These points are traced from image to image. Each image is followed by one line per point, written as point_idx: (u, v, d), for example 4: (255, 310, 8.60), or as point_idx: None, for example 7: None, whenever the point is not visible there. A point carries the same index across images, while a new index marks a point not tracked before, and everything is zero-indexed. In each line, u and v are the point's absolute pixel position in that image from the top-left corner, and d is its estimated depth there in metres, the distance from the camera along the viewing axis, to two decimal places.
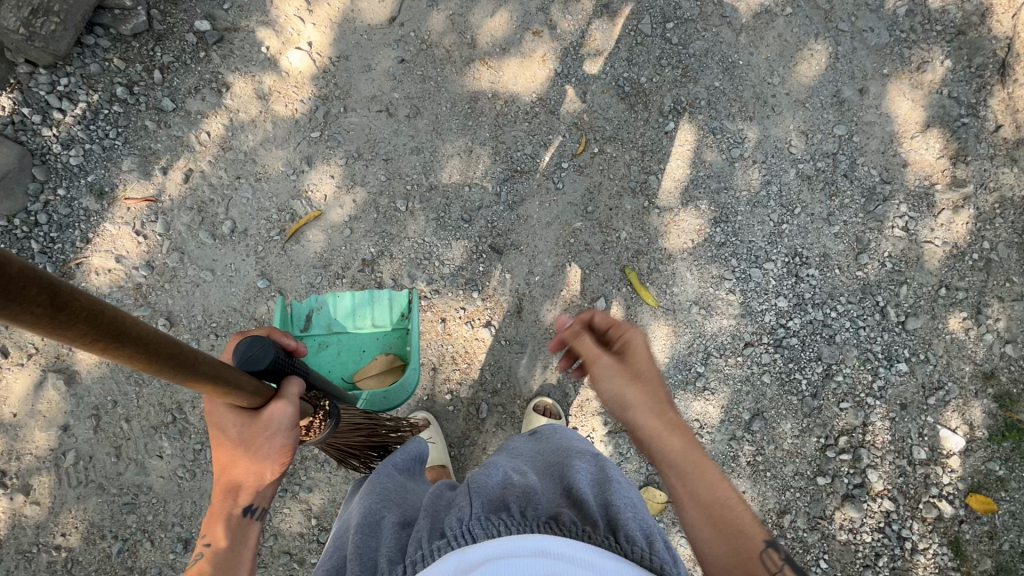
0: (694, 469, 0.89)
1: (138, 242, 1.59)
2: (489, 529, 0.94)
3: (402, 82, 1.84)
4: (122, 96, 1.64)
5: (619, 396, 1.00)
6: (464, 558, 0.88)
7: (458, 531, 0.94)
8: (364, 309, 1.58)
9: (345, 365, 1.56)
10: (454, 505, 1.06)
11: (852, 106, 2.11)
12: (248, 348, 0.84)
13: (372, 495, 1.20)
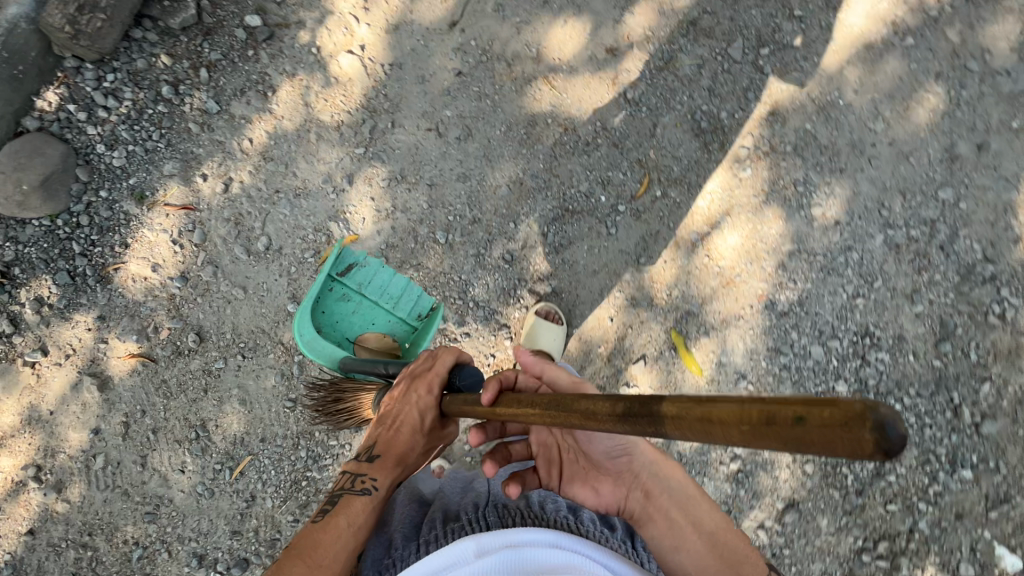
0: (692, 500, 1.06)
1: (174, 252, 1.57)
2: (503, 517, 0.94)
3: (456, 98, 1.70)
4: (167, 95, 1.58)
5: None
6: (477, 542, 0.82)
7: (473, 515, 0.95)
8: (398, 289, 1.46)
9: (351, 325, 1.44)
10: (471, 491, 1.10)
11: (965, 164, 1.82)
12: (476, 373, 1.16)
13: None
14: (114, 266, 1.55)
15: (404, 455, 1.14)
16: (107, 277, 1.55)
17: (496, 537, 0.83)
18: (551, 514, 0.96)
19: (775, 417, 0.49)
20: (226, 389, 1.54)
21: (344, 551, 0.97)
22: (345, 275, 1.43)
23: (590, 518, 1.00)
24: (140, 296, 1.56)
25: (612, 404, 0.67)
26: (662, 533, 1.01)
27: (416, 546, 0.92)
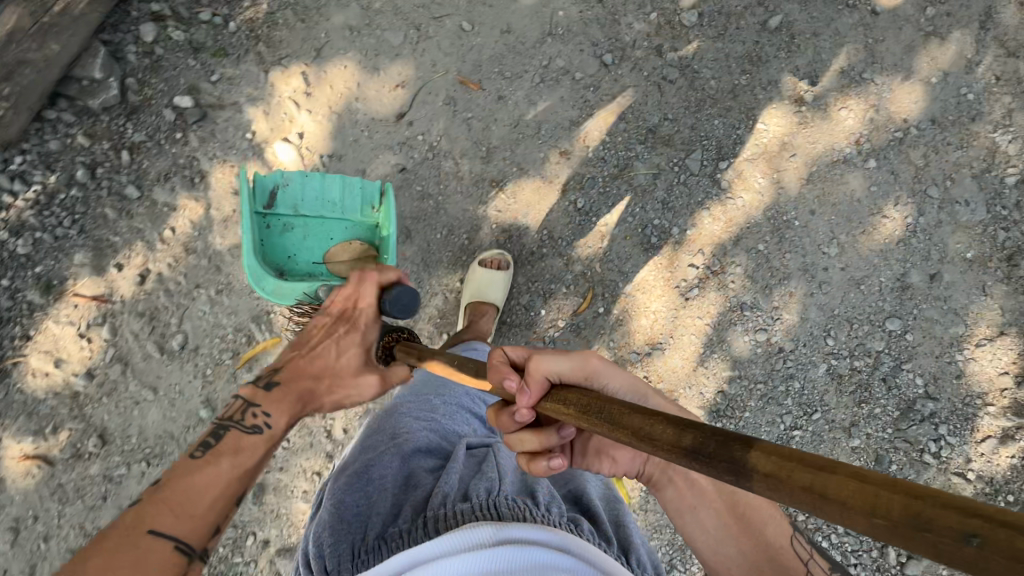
0: None
1: (80, 346, 1.48)
2: (515, 507, 0.90)
3: (397, 197, 1.62)
4: (82, 179, 1.48)
5: (633, 390, 0.99)
6: (495, 531, 0.82)
7: (484, 501, 0.91)
8: (334, 193, 1.42)
9: (310, 249, 1.43)
10: (484, 472, 1.06)
11: (916, 294, 1.80)
12: (405, 299, 1.19)
13: (394, 438, 1.18)
14: (14, 359, 1.46)
15: (311, 390, 1.18)
16: (6, 370, 1.45)
17: (516, 531, 0.83)
18: (559, 517, 0.92)
19: (927, 518, 0.42)
20: (127, 497, 1.47)
21: (222, 479, 0.98)
22: (272, 206, 1.39)
23: (591, 530, 0.96)
24: (40, 393, 1.46)
25: (677, 433, 0.62)
26: (679, 496, 0.99)
27: (422, 520, 0.91)
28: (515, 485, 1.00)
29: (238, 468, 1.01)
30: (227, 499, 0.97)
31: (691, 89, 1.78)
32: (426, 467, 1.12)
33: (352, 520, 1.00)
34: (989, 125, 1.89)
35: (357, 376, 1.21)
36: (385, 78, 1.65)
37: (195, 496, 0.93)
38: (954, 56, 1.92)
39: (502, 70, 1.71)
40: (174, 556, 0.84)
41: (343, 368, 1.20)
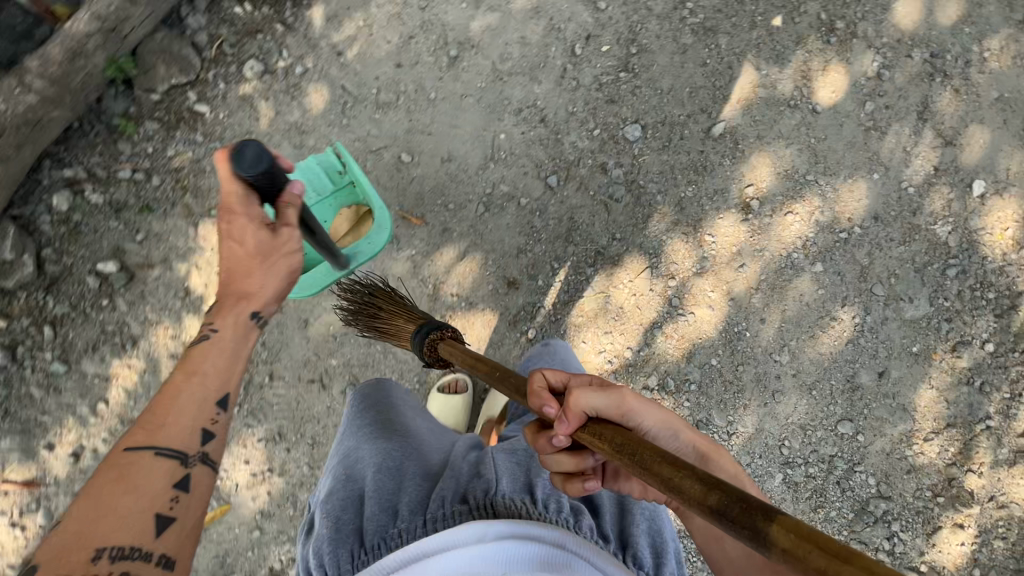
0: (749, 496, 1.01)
1: (15, 535, 1.42)
2: (512, 508, 1.01)
3: (343, 345, 1.57)
4: (3, 362, 1.42)
5: (665, 424, 1.01)
6: (491, 529, 0.89)
7: (481, 501, 1.02)
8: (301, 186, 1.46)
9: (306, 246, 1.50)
10: (478, 472, 1.14)
11: (866, 394, 1.83)
12: (254, 149, 0.98)
13: (391, 438, 1.26)
14: None
15: (243, 286, 1.05)
16: None
17: (508, 527, 0.90)
18: (558, 515, 1.01)
19: None
20: None
21: (189, 403, 0.91)
22: None
23: (591, 526, 1.03)
24: None
25: (705, 492, 0.69)
26: (706, 528, 1.03)
27: (422, 521, 1.00)
28: (511, 484, 1.09)
29: (210, 378, 0.95)
30: (207, 402, 0.92)
31: (638, 205, 1.76)
32: (422, 468, 1.20)
33: (352, 524, 1.08)
34: (931, 218, 1.93)
35: (277, 248, 1.07)
36: None
37: (172, 418, 0.88)
38: (895, 148, 1.95)
39: (446, 201, 1.67)
40: (170, 482, 0.81)
41: (255, 254, 1.05)
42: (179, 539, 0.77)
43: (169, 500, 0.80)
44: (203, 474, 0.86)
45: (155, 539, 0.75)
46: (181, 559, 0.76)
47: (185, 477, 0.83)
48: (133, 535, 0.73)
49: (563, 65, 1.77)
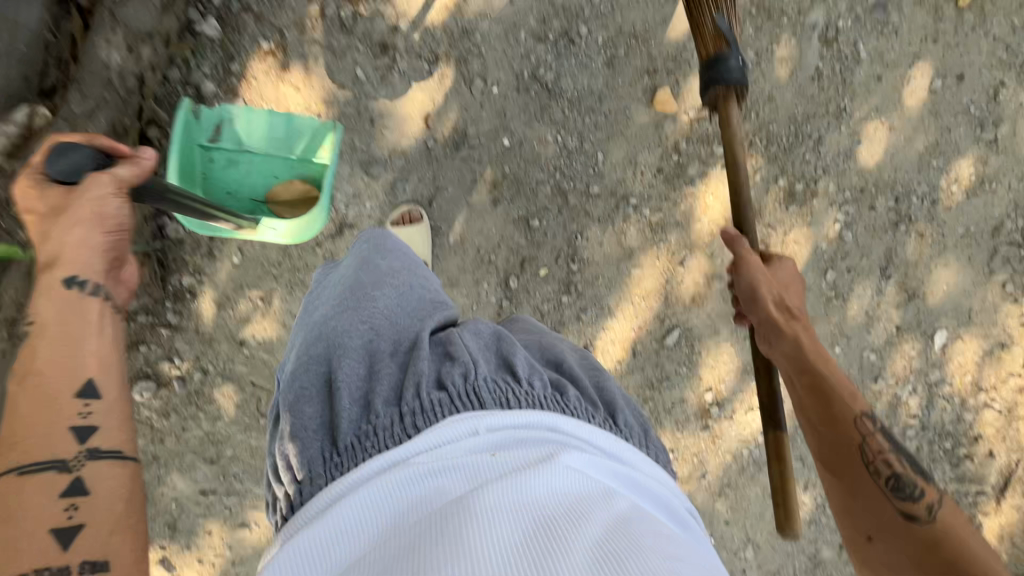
0: (821, 373, 1.12)
1: None
2: (496, 392, 0.91)
3: None
4: None
5: (765, 316, 1.19)
6: (478, 423, 0.83)
7: (462, 388, 0.90)
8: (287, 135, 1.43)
9: (254, 187, 1.45)
10: (449, 355, 1.00)
11: (828, 567, 1.87)
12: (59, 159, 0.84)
13: (353, 312, 1.10)
14: None
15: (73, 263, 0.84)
16: None
17: (494, 418, 0.85)
18: (542, 393, 0.93)
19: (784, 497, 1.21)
20: None
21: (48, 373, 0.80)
22: (216, 138, 1.37)
23: (577, 396, 0.97)
24: None
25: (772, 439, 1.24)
26: (791, 385, 1.17)
27: (400, 414, 0.87)
28: (489, 365, 0.97)
29: (54, 377, 0.80)
30: (65, 401, 0.80)
31: None
32: (394, 345, 1.05)
33: (322, 423, 0.93)
34: (892, 380, 1.89)
35: (78, 196, 0.84)
36: (258, 531, 1.47)
37: (36, 437, 0.78)
38: (857, 313, 1.85)
39: None
40: (50, 498, 0.75)
41: (48, 215, 0.84)
42: (99, 542, 0.76)
43: (65, 510, 0.76)
44: (101, 477, 0.80)
45: (65, 552, 0.74)
46: (113, 557, 0.76)
47: (77, 482, 0.78)
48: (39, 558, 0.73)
49: (498, 299, 1.59)
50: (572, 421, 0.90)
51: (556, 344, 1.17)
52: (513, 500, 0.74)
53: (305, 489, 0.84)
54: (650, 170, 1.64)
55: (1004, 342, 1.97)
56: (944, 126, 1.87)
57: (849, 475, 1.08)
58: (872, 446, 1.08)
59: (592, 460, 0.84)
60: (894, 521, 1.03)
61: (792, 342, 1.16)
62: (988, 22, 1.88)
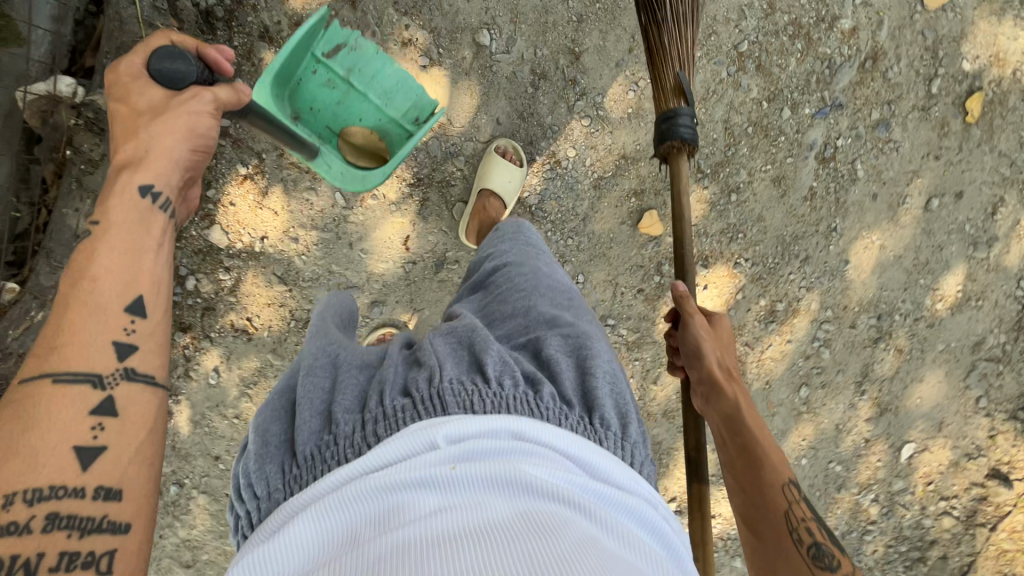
0: (750, 425, 1.12)
1: None
2: (462, 395, 0.81)
3: None
4: None
5: (699, 354, 1.20)
6: (435, 432, 0.74)
7: (425, 393, 0.81)
8: (392, 85, 1.34)
9: (336, 116, 1.35)
10: (415, 360, 0.91)
11: None
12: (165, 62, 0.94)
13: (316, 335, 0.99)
14: None
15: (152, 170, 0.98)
16: None
17: (455, 426, 0.75)
18: (511, 393, 0.83)
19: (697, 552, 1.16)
20: None
21: (98, 322, 0.87)
22: (331, 56, 1.28)
23: (553, 394, 0.87)
24: None
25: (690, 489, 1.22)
26: (717, 433, 1.17)
27: (361, 423, 0.79)
28: (456, 365, 0.88)
29: (111, 283, 0.90)
30: (113, 313, 0.89)
31: None
32: (361, 357, 0.94)
33: (283, 435, 0.84)
34: (855, 488, 1.94)
35: (176, 104, 0.97)
36: None
37: (71, 345, 0.85)
38: (827, 426, 1.87)
39: None
40: (79, 415, 0.82)
41: (148, 113, 0.97)
42: (109, 472, 0.82)
43: (91, 427, 0.83)
44: (126, 411, 0.86)
45: (82, 473, 0.80)
46: (126, 486, 0.82)
47: (106, 401, 0.85)
48: (57, 477, 0.78)
49: None
50: (550, 426, 0.81)
51: (543, 321, 1.07)
52: (469, 516, 0.66)
53: (262, 507, 0.78)
54: (630, 290, 1.63)
55: (971, 453, 2.00)
56: (936, 244, 1.84)
57: (772, 537, 1.04)
58: (796, 511, 1.05)
59: (564, 470, 0.75)
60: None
61: (727, 399, 1.15)
62: (995, 138, 1.81)
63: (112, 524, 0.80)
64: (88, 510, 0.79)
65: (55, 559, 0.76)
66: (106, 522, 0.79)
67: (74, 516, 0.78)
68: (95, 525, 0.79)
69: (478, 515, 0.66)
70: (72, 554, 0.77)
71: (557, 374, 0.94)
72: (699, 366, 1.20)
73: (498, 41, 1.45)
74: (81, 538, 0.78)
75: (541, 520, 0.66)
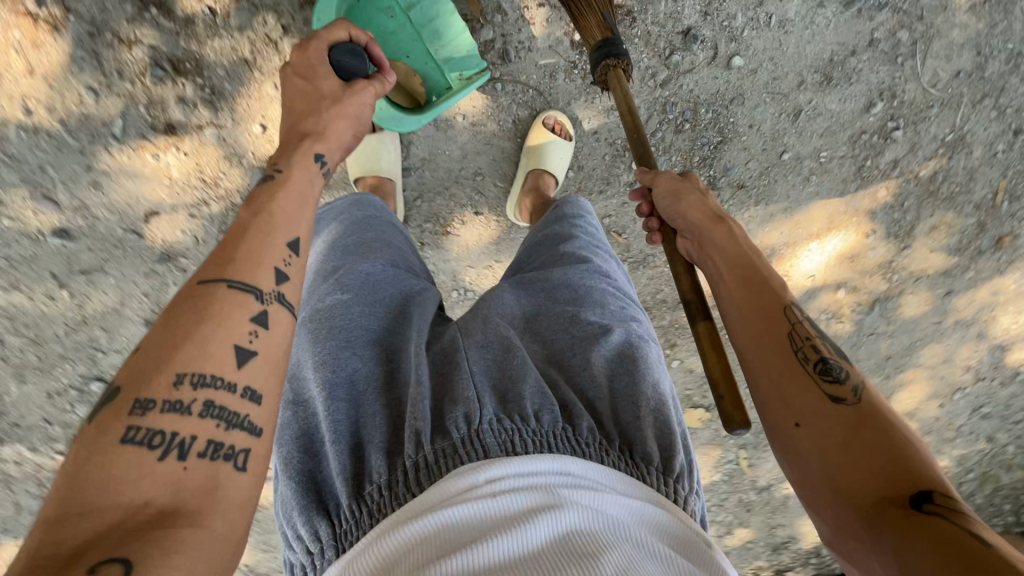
0: (740, 256, 1.04)
1: None
2: (503, 438, 0.76)
3: None
4: None
5: (675, 194, 1.13)
6: (479, 473, 0.71)
7: (461, 433, 0.76)
8: (448, 32, 1.24)
9: (386, 46, 1.28)
10: (445, 386, 0.86)
11: None
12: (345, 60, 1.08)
13: (327, 330, 0.92)
14: None
15: (322, 121, 1.04)
16: None
17: (496, 466, 0.72)
18: (550, 429, 0.79)
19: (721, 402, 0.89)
20: None
21: (259, 243, 0.83)
22: None
23: (591, 427, 0.82)
24: None
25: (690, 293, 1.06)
26: (716, 260, 1.05)
27: (399, 475, 0.75)
28: (495, 400, 0.82)
29: (280, 221, 0.87)
30: (275, 247, 0.84)
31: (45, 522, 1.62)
32: (394, 366, 0.91)
33: (320, 482, 0.82)
34: None
35: (350, 94, 1.08)
36: None
37: (242, 260, 0.80)
38: None
39: None
40: (241, 318, 0.75)
41: (328, 97, 1.07)
42: (260, 375, 0.75)
43: (249, 331, 0.75)
44: (279, 319, 0.80)
45: (237, 370, 0.72)
46: (267, 392, 0.75)
47: (263, 313, 0.78)
48: (213, 365, 0.71)
49: (70, 381, 1.46)
50: (589, 463, 0.76)
51: (575, 321, 0.99)
52: (516, 544, 0.63)
53: (316, 559, 0.77)
54: None
55: None
56: None
57: (772, 364, 0.88)
58: (799, 334, 0.90)
59: (614, 500, 0.71)
60: (810, 407, 0.82)
61: (719, 234, 1.07)
62: None
63: (250, 424, 0.72)
64: (234, 407, 0.71)
65: (201, 446, 0.67)
66: (247, 422, 0.71)
67: (225, 409, 0.70)
68: (238, 422, 0.71)
69: (522, 542, 0.63)
70: (217, 444, 0.68)
71: (599, 410, 0.87)
72: (679, 210, 1.12)
73: (407, 162, 1.44)
74: (229, 432, 0.70)
75: (584, 546, 0.63)
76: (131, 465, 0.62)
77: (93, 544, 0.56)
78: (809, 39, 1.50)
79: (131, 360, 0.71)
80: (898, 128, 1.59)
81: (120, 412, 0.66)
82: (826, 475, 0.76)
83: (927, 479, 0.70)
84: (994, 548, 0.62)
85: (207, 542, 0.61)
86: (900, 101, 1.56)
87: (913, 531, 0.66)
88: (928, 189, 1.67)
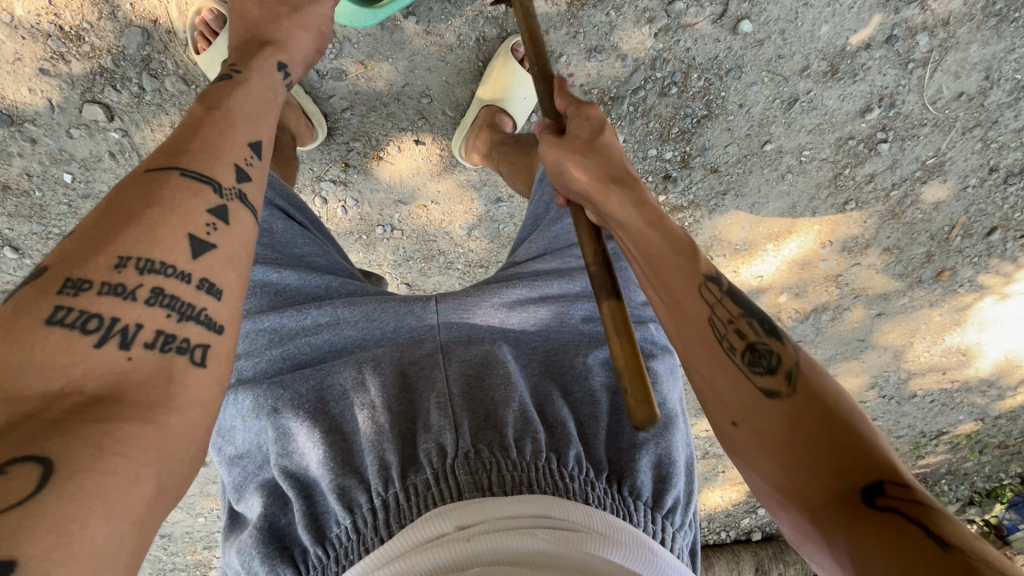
0: (646, 220, 0.79)
1: None
2: (477, 473, 0.65)
3: None
4: None
5: (555, 162, 0.86)
6: (448, 519, 0.60)
7: (434, 471, 0.66)
8: None
9: None
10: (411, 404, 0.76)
11: None
12: None
13: (271, 354, 0.83)
14: None
15: (276, 33, 0.89)
16: None
17: (467, 509, 0.60)
18: (530, 460, 0.66)
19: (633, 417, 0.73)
20: None
21: (219, 129, 0.68)
22: None
23: (580, 456, 0.70)
24: None
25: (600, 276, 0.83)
26: (624, 230, 0.80)
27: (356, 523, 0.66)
28: (471, 419, 0.72)
29: (240, 110, 0.72)
30: (236, 140, 0.69)
31: None
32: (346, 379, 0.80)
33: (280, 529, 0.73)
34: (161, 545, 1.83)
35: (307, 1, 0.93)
36: None
37: (199, 147, 0.65)
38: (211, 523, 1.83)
39: None
40: (196, 205, 0.61)
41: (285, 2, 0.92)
42: (221, 268, 0.61)
43: (206, 221, 0.61)
44: (242, 216, 0.65)
45: (193, 260, 0.59)
46: (229, 290, 0.61)
47: (223, 206, 0.63)
48: (163, 250, 0.57)
49: None
50: (577, 505, 0.63)
51: (566, 317, 0.91)
52: None
53: None
54: None
55: None
56: None
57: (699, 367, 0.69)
58: (720, 317, 0.70)
59: (619, 548, 0.60)
60: (741, 404, 0.65)
61: (616, 195, 0.80)
62: None
63: (208, 319, 0.59)
64: (189, 300, 0.58)
65: (149, 337, 0.54)
66: (204, 318, 0.58)
67: (177, 300, 0.57)
68: (192, 318, 0.58)
69: None
70: (168, 337, 0.56)
71: (591, 435, 0.75)
72: (569, 179, 0.86)
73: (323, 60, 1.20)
74: (182, 324, 0.57)
75: None
76: (58, 349, 0.50)
77: (4, 431, 0.44)
78: (827, 19, 1.33)
79: (67, 237, 0.57)
80: (886, 141, 1.48)
81: (47, 290, 0.52)
82: (774, 482, 0.60)
83: (878, 467, 0.55)
84: (963, 553, 0.48)
85: (159, 442, 0.50)
86: (897, 111, 1.45)
87: (864, 529, 0.51)
88: (894, 211, 1.60)
